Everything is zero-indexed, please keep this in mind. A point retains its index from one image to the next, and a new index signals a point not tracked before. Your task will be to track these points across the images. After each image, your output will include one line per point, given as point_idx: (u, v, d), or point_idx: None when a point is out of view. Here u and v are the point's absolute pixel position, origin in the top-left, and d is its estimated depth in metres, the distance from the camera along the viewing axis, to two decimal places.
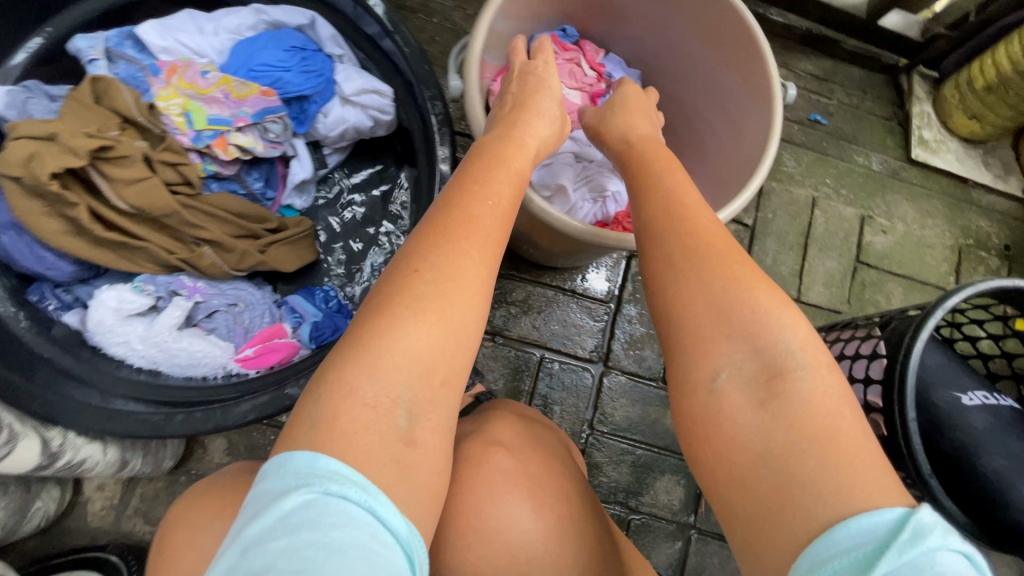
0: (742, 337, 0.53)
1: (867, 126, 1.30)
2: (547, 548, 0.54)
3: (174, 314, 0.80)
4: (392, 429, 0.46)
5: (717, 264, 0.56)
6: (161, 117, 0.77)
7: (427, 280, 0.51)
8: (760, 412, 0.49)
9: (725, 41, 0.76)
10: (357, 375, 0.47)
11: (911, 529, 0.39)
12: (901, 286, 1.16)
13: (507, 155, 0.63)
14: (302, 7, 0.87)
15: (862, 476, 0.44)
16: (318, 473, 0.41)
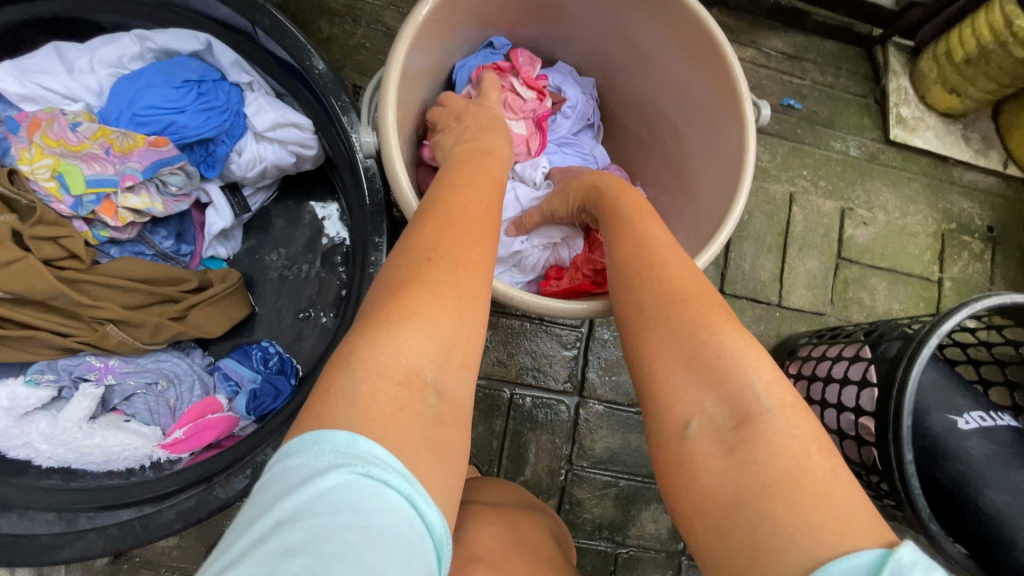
0: (711, 381, 0.44)
1: (843, 107, 1.21)
2: None
3: (82, 404, 0.70)
4: (426, 412, 0.38)
5: (683, 307, 0.47)
6: (29, 185, 0.65)
7: (442, 267, 0.43)
8: (728, 462, 0.41)
9: (690, 49, 0.66)
10: (389, 351, 0.38)
11: (890, 569, 0.32)
12: (885, 279, 1.11)
13: (485, 156, 0.58)
14: (196, 29, 0.74)
15: (836, 519, 0.36)
16: (359, 455, 0.34)
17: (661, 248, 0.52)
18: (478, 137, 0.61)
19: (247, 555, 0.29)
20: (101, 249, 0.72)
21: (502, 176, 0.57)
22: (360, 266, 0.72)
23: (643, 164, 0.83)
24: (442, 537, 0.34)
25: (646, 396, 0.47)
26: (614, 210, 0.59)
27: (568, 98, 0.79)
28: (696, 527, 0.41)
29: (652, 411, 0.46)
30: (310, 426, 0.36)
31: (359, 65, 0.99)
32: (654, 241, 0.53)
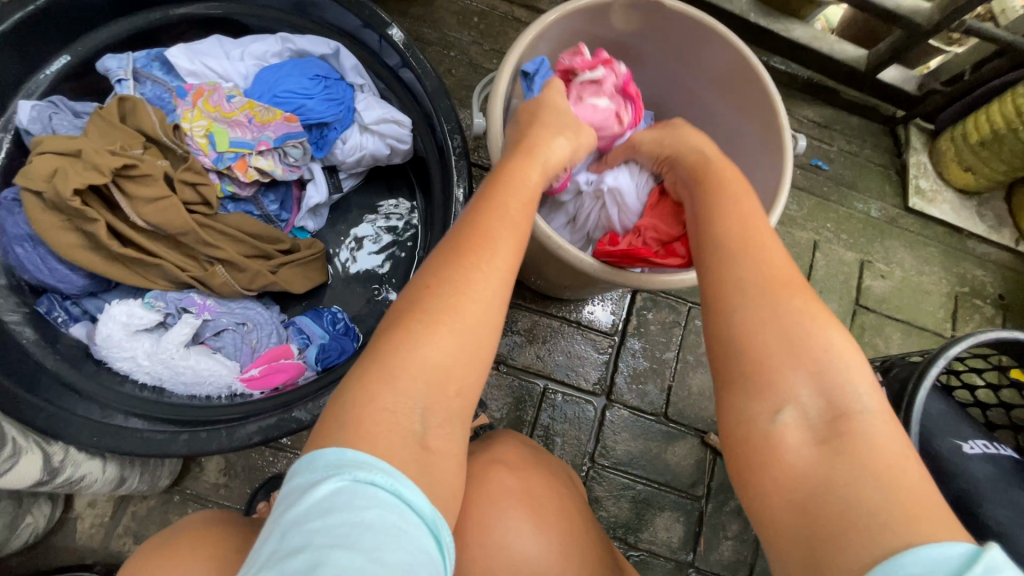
0: (812, 374, 0.47)
1: (867, 173, 1.34)
2: (548, 564, 0.53)
3: (182, 331, 0.80)
4: (410, 438, 0.45)
5: (786, 294, 0.51)
6: (183, 139, 0.78)
7: (439, 296, 0.49)
8: (820, 450, 0.44)
9: (741, 94, 0.78)
10: (381, 382, 0.46)
11: (984, 564, 0.35)
12: (899, 330, 1.19)
13: (509, 169, 0.61)
14: (328, 38, 0.89)
15: (926, 514, 0.40)
16: (347, 463, 0.42)
17: (760, 228, 0.57)
18: (529, 139, 0.66)
19: (272, 554, 0.38)
20: (221, 203, 0.85)
21: (528, 187, 0.60)
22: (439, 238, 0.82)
23: None
24: (429, 512, 0.42)
25: (727, 372, 0.51)
26: (715, 187, 0.63)
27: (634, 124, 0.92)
28: (772, 503, 0.45)
29: (741, 394, 0.49)
30: (310, 449, 0.44)
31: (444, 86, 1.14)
32: (756, 225, 0.57)
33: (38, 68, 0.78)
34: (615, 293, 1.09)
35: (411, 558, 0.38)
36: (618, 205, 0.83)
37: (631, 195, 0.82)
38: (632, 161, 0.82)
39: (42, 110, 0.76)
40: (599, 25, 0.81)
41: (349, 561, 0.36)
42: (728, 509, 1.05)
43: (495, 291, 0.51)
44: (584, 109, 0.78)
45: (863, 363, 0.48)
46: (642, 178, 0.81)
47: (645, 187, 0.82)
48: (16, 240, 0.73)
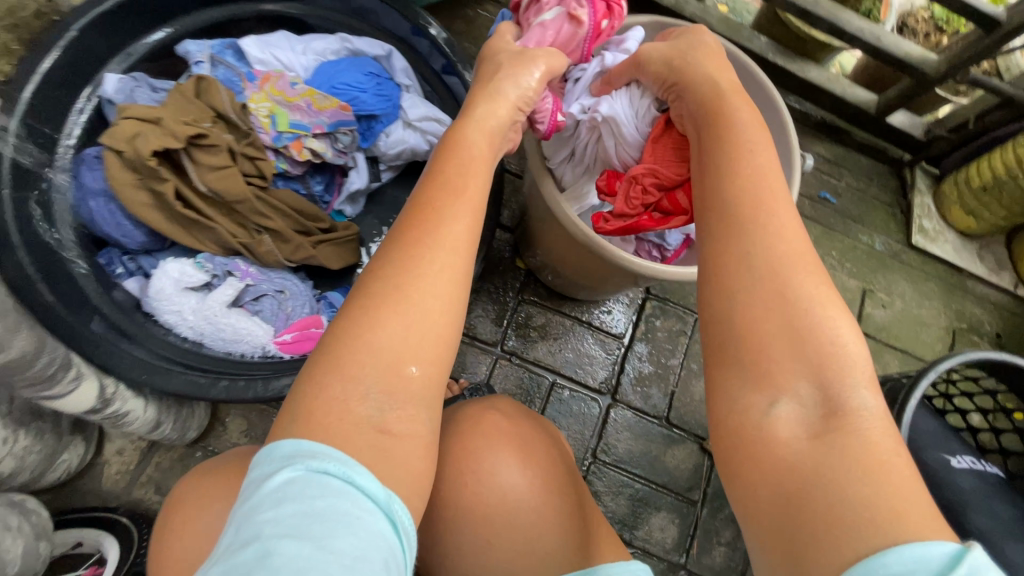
0: (807, 368, 0.46)
1: (872, 209, 1.41)
2: (529, 492, 0.63)
3: (226, 292, 0.86)
4: (363, 423, 0.46)
5: (794, 272, 0.49)
6: (249, 117, 0.86)
7: (381, 283, 0.51)
8: (814, 445, 0.43)
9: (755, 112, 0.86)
10: (327, 372, 0.48)
11: (967, 565, 0.34)
12: (897, 357, 1.23)
13: (464, 156, 0.62)
14: (382, 41, 0.98)
15: (915, 509, 0.39)
16: (301, 455, 0.43)
17: (776, 189, 0.54)
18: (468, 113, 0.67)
19: (227, 547, 0.39)
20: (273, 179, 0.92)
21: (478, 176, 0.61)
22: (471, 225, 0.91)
23: None
24: (384, 497, 0.44)
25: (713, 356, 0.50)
26: (731, 133, 0.58)
27: None
28: (757, 505, 0.44)
29: (737, 387, 0.48)
30: (269, 442, 0.46)
31: None
32: (770, 187, 0.54)
33: (126, 46, 0.88)
34: (626, 297, 1.15)
35: (363, 542, 0.39)
36: (618, 136, 0.78)
37: (631, 123, 0.77)
38: (633, 85, 0.77)
39: (127, 83, 0.86)
40: None
41: (298, 548, 0.37)
42: (723, 516, 1.08)
43: (439, 267, 0.52)
44: (542, 34, 0.76)
45: (865, 350, 0.47)
46: (644, 104, 0.77)
47: (648, 114, 0.77)
48: (91, 195, 0.81)
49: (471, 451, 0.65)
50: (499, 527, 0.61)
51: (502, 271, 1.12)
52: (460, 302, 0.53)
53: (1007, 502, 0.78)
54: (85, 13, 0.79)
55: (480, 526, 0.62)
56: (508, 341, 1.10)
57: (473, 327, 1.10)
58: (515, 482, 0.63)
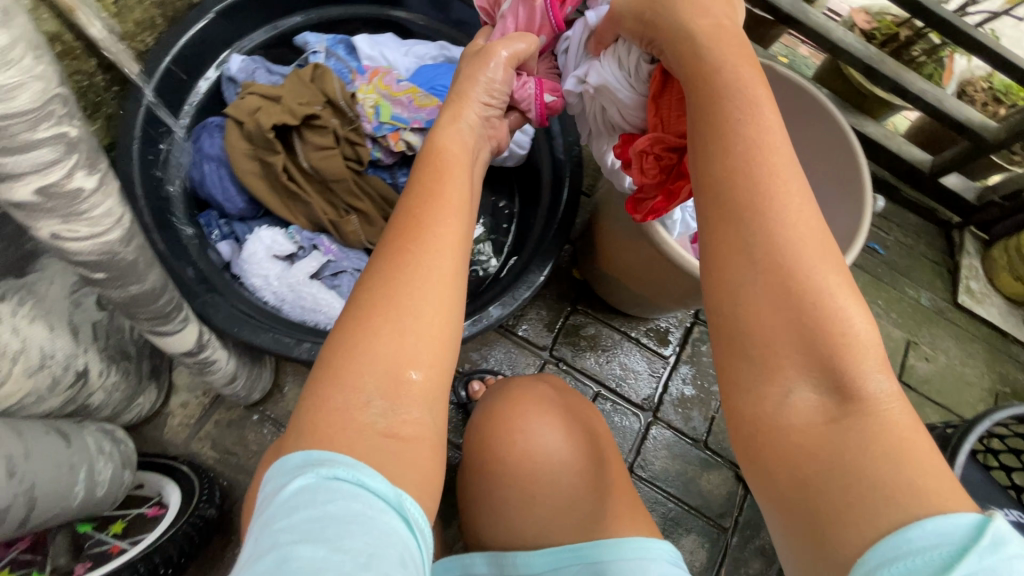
0: (815, 363, 0.44)
1: (919, 265, 1.43)
2: (573, 455, 0.71)
3: (310, 264, 0.92)
4: (367, 428, 0.43)
5: (794, 259, 0.45)
6: (354, 105, 0.93)
7: (367, 287, 0.49)
8: (835, 433, 0.42)
9: (827, 154, 0.89)
10: (326, 385, 0.45)
11: (990, 535, 0.34)
12: (937, 412, 1.23)
13: (445, 159, 0.59)
14: None
15: (940, 486, 0.38)
16: (314, 462, 0.40)
17: (780, 164, 0.48)
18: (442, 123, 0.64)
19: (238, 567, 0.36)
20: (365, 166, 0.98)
21: (459, 175, 0.58)
22: (547, 228, 0.96)
23: None
24: (398, 499, 0.41)
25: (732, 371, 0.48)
26: (725, 99, 0.52)
27: None
28: (778, 495, 0.44)
29: (749, 380, 0.46)
30: (277, 458, 0.43)
31: None
32: (779, 163, 0.48)
33: (240, 39, 0.95)
34: (675, 319, 1.18)
35: (378, 540, 0.36)
36: (615, 103, 0.69)
37: (625, 89, 0.67)
38: (618, 41, 0.66)
39: (249, 65, 0.94)
40: None
41: (313, 552, 0.34)
42: (753, 548, 1.07)
43: (427, 251, 0.50)
44: (505, 25, 0.74)
45: (876, 332, 0.44)
46: (633, 60, 0.65)
47: (641, 70, 0.66)
48: (205, 159, 0.88)
49: (521, 413, 0.75)
50: (539, 482, 0.69)
51: (558, 280, 1.17)
52: (454, 300, 0.50)
53: None
54: None
55: (521, 479, 0.69)
56: (558, 347, 1.14)
57: (525, 329, 1.14)
58: (556, 447, 0.71)
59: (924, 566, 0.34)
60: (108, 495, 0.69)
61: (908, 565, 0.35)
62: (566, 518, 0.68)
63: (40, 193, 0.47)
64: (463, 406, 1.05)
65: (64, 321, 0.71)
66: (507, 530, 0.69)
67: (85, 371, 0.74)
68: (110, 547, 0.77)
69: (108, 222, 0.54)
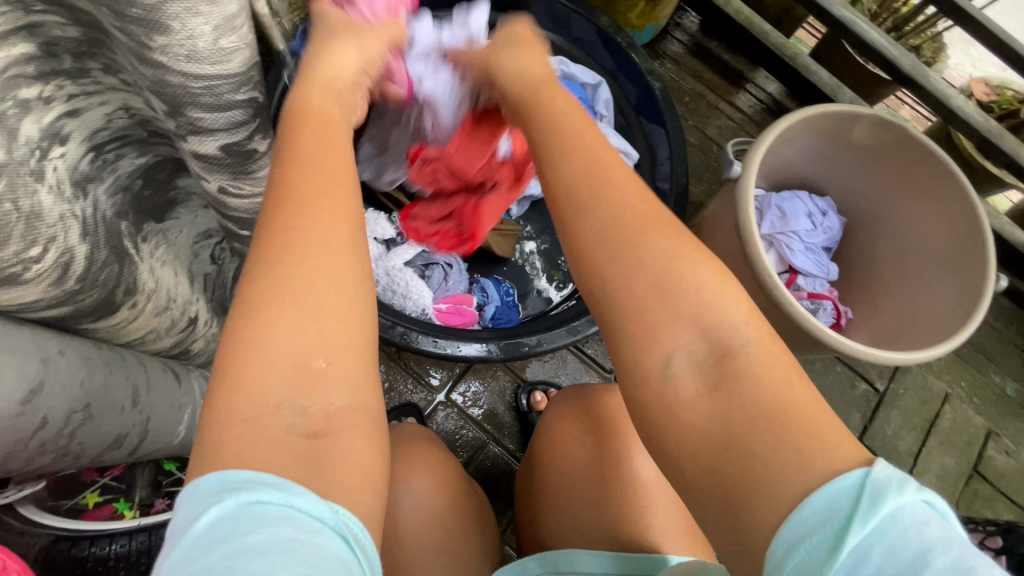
0: (688, 328, 0.46)
1: (1009, 352, 1.35)
2: (617, 470, 0.69)
3: (406, 252, 0.97)
4: (286, 433, 0.40)
5: (644, 238, 0.48)
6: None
7: (251, 280, 0.43)
8: (712, 398, 0.44)
9: (946, 228, 0.87)
10: (228, 396, 0.40)
11: (871, 490, 0.36)
12: (1012, 511, 1.16)
13: (321, 118, 0.52)
14: (594, 72, 1.08)
15: (828, 442, 0.39)
16: (226, 487, 0.37)
17: (618, 171, 0.53)
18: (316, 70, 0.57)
19: None
20: None
21: (345, 130, 0.54)
22: None
23: (850, 292, 1.02)
24: (335, 517, 0.38)
25: (643, 410, 0.46)
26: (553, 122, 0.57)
27: (828, 221, 1.00)
28: (684, 477, 0.44)
29: (632, 350, 0.47)
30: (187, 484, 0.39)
31: None
32: (612, 182, 0.51)
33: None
34: None
35: (314, 568, 0.34)
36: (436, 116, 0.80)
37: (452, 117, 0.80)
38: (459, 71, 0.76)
39: None
40: (838, 134, 0.90)
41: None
42: None
43: (304, 221, 0.45)
44: None
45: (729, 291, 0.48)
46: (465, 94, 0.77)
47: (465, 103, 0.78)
48: None
49: (562, 430, 0.75)
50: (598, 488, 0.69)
51: None
52: (351, 247, 0.47)
53: None
54: None
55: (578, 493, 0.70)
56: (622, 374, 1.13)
57: (592, 349, 1.13)
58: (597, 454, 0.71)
59: (822, 545, 0.35)
60: (201, 438, 0.74)
61: (810, 546, 0.36)
62: (626, 525, 0.67)
63: (224, 149, 0.51)
64: (522, 414, 1.05)
65: (185, 268, 0.74)
66: (570, 537, 0.69)
67: (195, 318, 0.78)
68: (185, 489, 0.76)
69: (266, 183, 0.58)
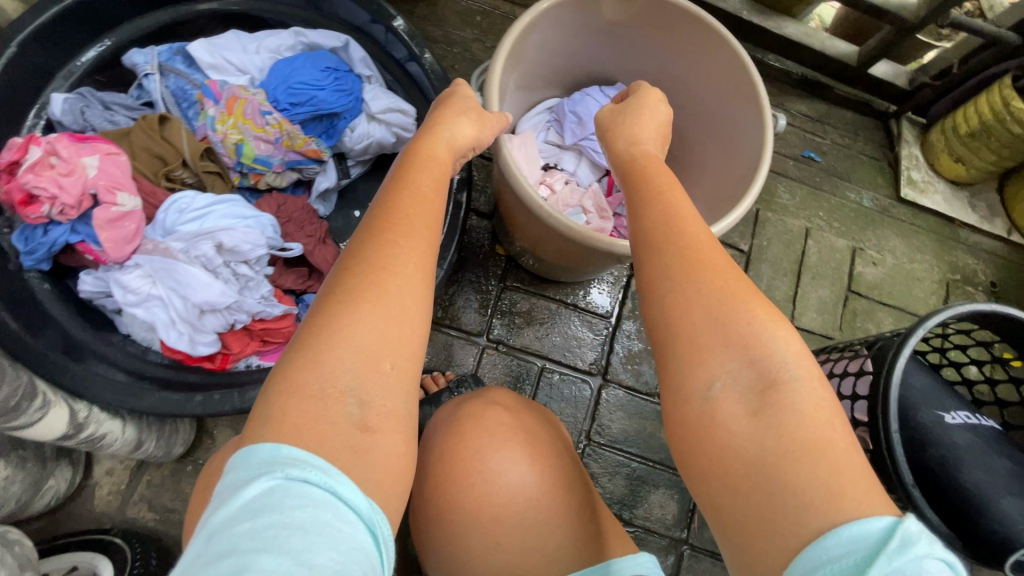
0: (744, 358, 0.51)
1: (859, 165, 1.37)
2: (532, 492, 0.64)
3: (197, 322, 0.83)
4: (344, 421, 0.45)
5: (705, 271, 0.56)
6: (207, 136, 0.84)
7: (355, 277, 0.50)
8: (752, 423, 0.49)
9: (721, 76, 0.81)
10: (305, 371, 0.46)
11: (900, 535, 0.40)
12: (890, 316, 1.21)
13: (421, 160, 0.63)
14: (338, 31, 0.95)
15: (851, 489, 0.44)
16: (279, 461, 0.41)
17: (689, 221, 0.60)
18: (438, 130, 0.67)
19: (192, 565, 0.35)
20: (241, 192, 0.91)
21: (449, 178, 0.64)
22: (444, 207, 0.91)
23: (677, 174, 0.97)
24: (367, 514, 0.41)
25: (677, 425, 0.53)
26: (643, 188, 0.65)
27: None
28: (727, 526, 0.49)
29: (680, 373, 0.53)
30: (242, 446, 0.43)
31: None
32: (684, 227, 0.59)
33: (76, 55, 0.83)
34: (610, 276, 1.13)
35: (346, 557, 0.36)
36: (218, 310, 0.76)
37: (230, 299, 0.76)
38: (260, 287, 0.81)
39: (74, 102, 0.81)
40: (589, 17, 0.83)
41: (277, 563, 0.34)
42: None
43: (412, 255, 0.52)
44: (72, 191, 0.70)
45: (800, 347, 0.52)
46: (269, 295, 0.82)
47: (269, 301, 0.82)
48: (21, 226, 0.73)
49: (473, 452, 0.65)
50: (506, 527, 0.62)
51: (481, 258, 1.11)
52: (431, 272, 0.54)
53: (1005, 456, 0.77)
54: (24, 24, 0.74)
55: (484, 525, 0.62)
56: (492, 330, 1.08)
57: (457, 318, 1.08)
58: (529, 482, 0.64)
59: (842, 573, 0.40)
60: None
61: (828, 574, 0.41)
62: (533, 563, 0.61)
63: None
64: None
65: None
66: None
67: None
68: None
69: None
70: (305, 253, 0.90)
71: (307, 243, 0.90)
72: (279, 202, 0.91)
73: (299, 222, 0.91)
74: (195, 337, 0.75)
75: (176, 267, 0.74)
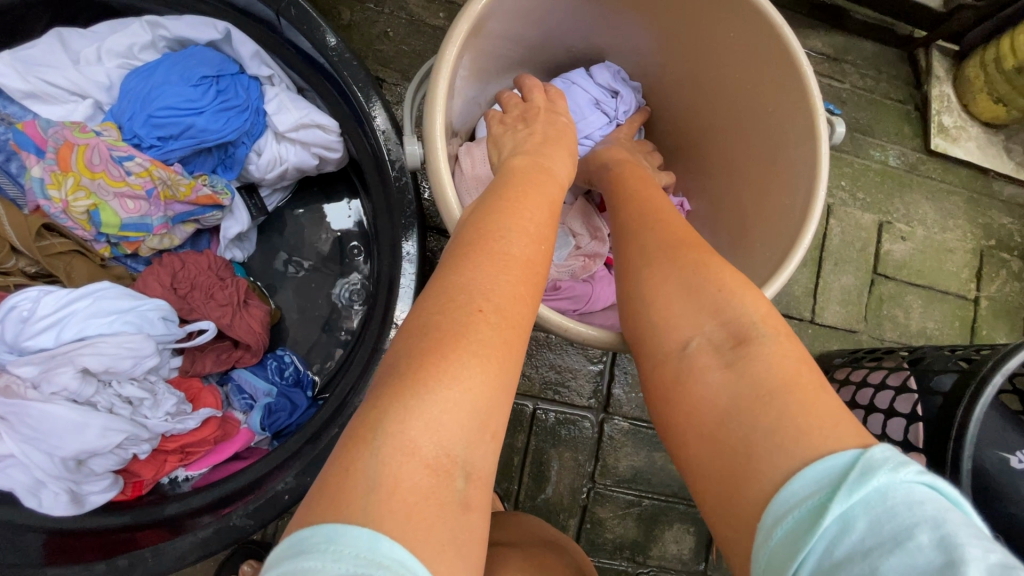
0: (708, 307, 0.42)
1: (883, 114, 1.16)
2: None
3: None
4: (455, 499, 0.32)
5: (682, 249, 0.46)
6: (40, 208, 0.62)
7: (489, 318, 0.37)
8: (726, 375, 0.38)
9: (753, 54, 0.58)
10: (424, 425, 0.32)
11: (861, 465, 0.30)
12: (920, 298, 1.07)
13: (526, 183, 0.47)
14: (214, 17, 0.67)
15: (823, 422, 0.33)
16: (381, 561, 0.27)
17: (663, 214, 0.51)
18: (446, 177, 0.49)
19: None
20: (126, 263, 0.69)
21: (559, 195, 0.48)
22: (389, 254, 0.67)
23: (687, 174, 0.75)
24: None
25: (654, 387, 0.42)
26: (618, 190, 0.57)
27: (621, 102, 0.72)
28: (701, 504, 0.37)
29: (650, 343, 0.44)
30: (314, 525, 0.29)
31: (380, 56, 0.92)
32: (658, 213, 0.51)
33: None
34: None
35: None
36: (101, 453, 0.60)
37: (116, 437, 0.59)
38: (161, 400, 0.64)
39: None
40: None
41: None
42: None
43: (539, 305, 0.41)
44: None
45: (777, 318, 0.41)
46: (172, 407, 0.65)
47: (177, 412, 0.65)
48: None
49: None
50: None
51: None
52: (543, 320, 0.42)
53: None
54: None
55: None
56: None
57: None
58: None
59: (803, 522, 0.30)
60: None
61: (789, 524, 0.31)
62: None
63: None
64: None
65: None
66: None
67: None
68: None
69: None
70: (223, 328, 0.69)
71: (221, 317, 0.69)
72: (172, 268, 0.68)
73: (207, 288, 0.69)
74: (77, 487, 0.60)
75: (27, 410, 0.57)
